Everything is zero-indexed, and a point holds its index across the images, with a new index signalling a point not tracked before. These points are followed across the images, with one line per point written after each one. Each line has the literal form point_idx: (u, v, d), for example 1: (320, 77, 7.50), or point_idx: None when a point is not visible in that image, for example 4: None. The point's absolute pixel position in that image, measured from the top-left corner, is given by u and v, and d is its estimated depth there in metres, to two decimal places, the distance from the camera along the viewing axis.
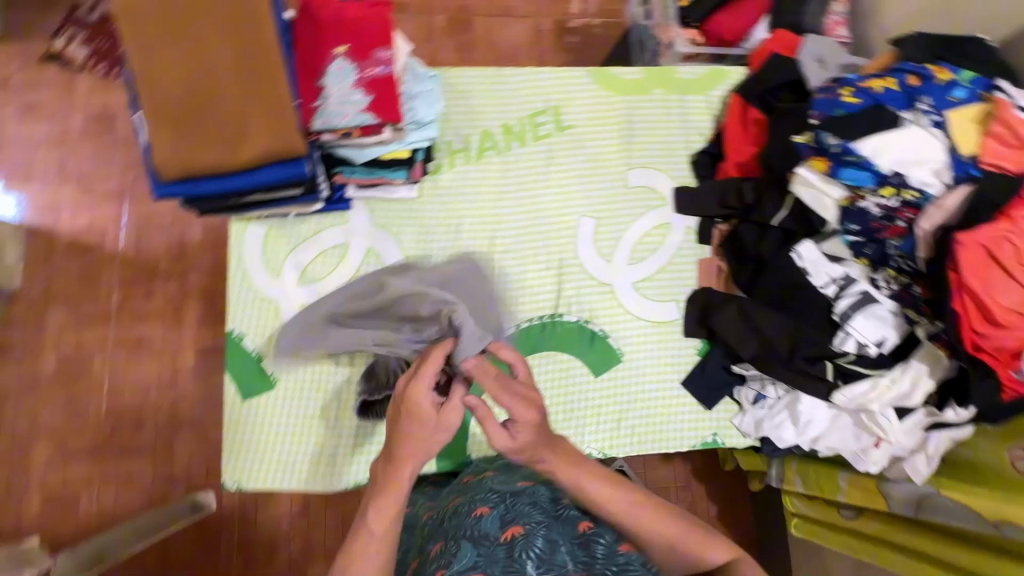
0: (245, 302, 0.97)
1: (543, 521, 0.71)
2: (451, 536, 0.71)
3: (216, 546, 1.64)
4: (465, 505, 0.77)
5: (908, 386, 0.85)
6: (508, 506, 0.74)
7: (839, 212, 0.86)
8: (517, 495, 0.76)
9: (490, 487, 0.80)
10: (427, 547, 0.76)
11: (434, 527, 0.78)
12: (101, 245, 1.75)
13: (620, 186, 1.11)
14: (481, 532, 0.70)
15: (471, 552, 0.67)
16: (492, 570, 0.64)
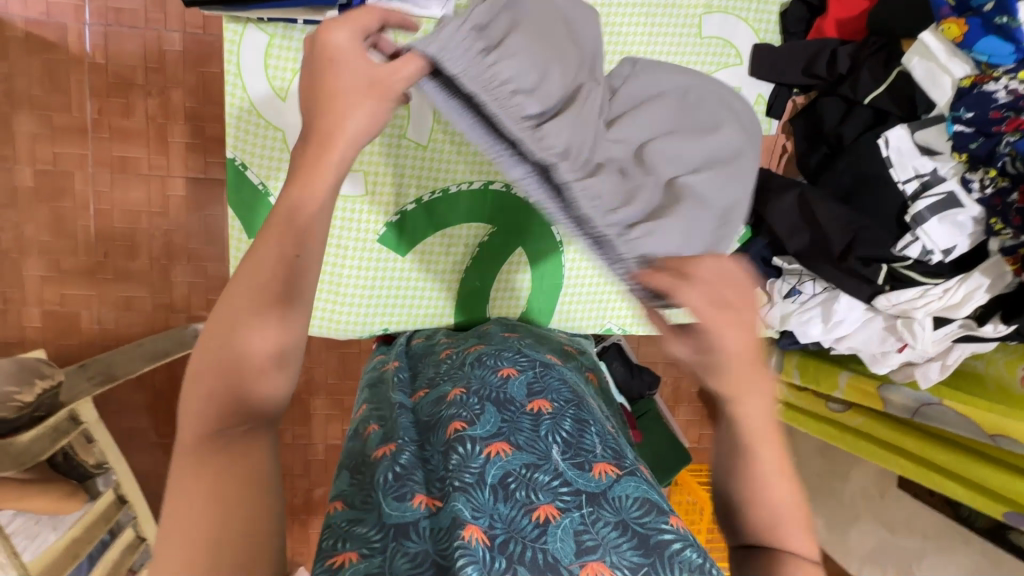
0: (246, 128, 0.84)
1: (572, 400, 0.63)
2: (470, 387, 0.64)
3: None
4: (489, 359, 0.69)
5: (960, 298, 0.79)
6: (538, 374, 0.67)
7: (956, 94, 0.73)
8: (548, 366, 0.69)
9: (518, 350, 0.72)
10: (437, 388, 0.68)
11: (447, 375, 0.70)
12: (66, 44, 1.51)
13: (693, 34, 0.93)
14: (506, 396, 0.62)
15: (491, 415, 0.59)
16: (513, 439, 0.57)
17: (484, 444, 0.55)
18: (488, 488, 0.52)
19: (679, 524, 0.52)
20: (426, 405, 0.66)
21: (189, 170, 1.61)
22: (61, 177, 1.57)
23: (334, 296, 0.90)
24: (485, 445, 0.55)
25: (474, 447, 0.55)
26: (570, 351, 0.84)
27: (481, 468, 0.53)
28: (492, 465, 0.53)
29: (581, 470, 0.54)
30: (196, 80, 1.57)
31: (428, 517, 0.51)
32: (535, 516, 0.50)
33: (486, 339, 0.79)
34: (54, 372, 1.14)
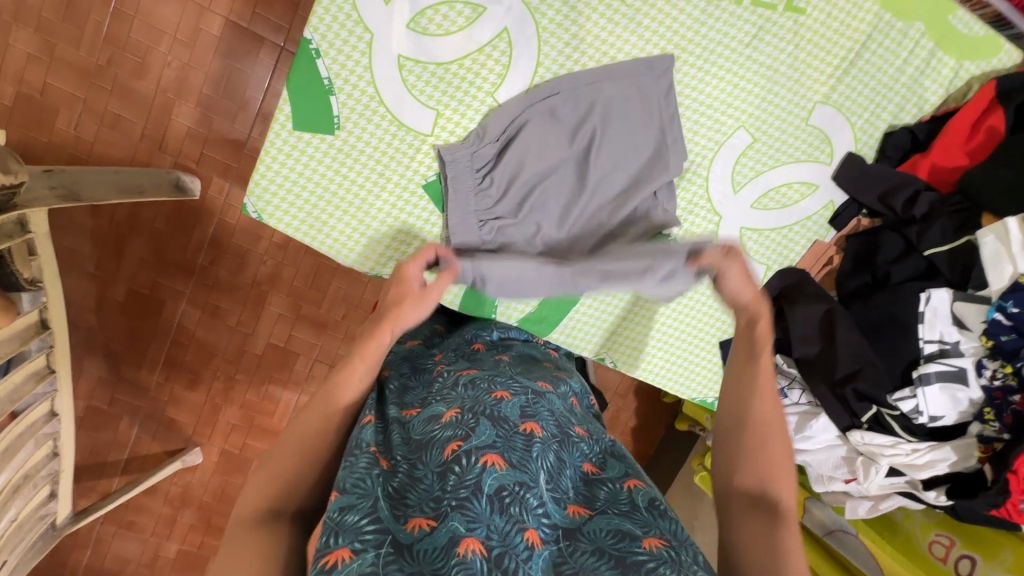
0: (334, 13, 0.75)
1: (557, 435, 0.65)
2: (465, 405, 0.64)
3: (190, 230, 1.61)
4: (484, 382, 0.69)
5: (923, 461, 0.84)
6: (530, 400, 0.68)
7: (1009, 285, 0.76)
8: (539, 396, 0.70)
9: (511, 376, 0.73)
10: (429, 406, 0.66)
11: (439, 393, 0.69)
12: None
13: (800, 116, 0.91)
14: (501, 414, 0.63)
15: (487, 430, 0.60)
16: (507, 454, 0.58)
17: (479, 455, 0.56)
18: (484, 499, 0.53)
19: (655, 546, 0.53)
20: (414, 421, 0.64)
21: (232, 13, 1.47)
22: None
23: (356, 224, 0.86)
24: (478, 460, 0.56)
25: (470, 460, 0.56)
26: (558, 375, 0.82)
27: (477, 479, 0.55)
28: (488, 476, 0.55)
29: (558, 506, 0.57)
30: None
31: (423, 535, 0.51)
32: (526, 539, 0.52)
33: (476, 363, 0.77)
34: (19, 171, 0.99)
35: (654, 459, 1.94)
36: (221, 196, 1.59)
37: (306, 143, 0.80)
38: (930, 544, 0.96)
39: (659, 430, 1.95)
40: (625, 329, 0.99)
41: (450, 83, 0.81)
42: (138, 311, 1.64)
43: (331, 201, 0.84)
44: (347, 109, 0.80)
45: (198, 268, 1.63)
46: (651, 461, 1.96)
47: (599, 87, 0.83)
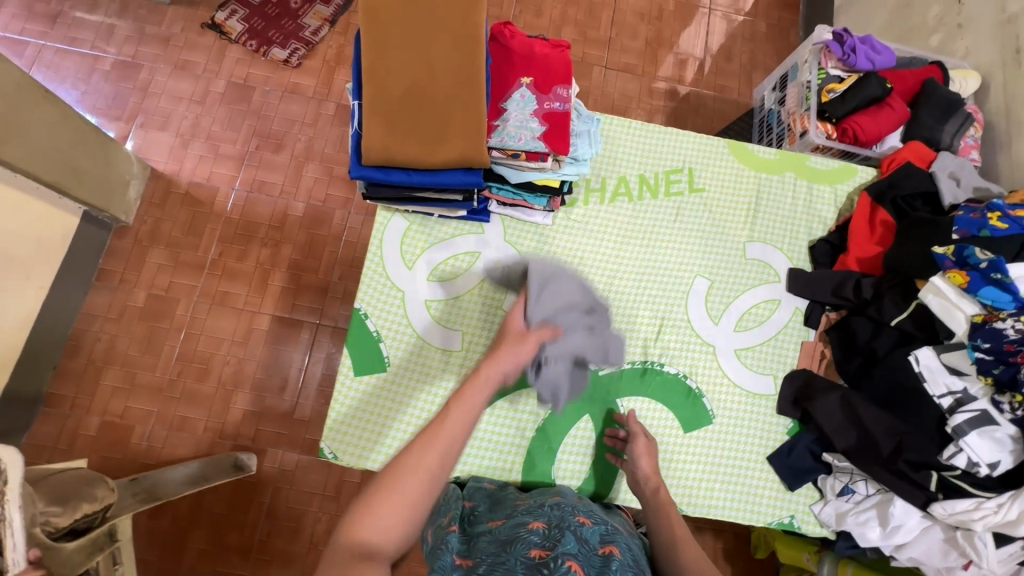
0: (374, 286, 1.03)
1: (632, 566, 0.73)
2: (551, 521, 0.76)
3: (248, 509, 1.66)
4: (567, 506, 0.84)
5: (1017, 514, 0.83)
6: (607, 531, 0.79)
7: (970, 326, 0.89)
8: (616, 531, 0.82)
9: (589, 510, 0.85)
10: (515, 518, 0.80)
11: (525, 510, 0.82)
12: (213, 202, 1.83)
13: (738, 255, 1.14)
14: (583, 535, 0.74)
15: (571, 542, 0.70)
16: (587, 568, 0.66)
17: (564, 560, 0.65)
18: None
19: None
20: (503, 529, 0.78)
21: (277, 309, 1.79)
22: (167, 302, 1.76)
23: (413, 437, 0.99)
24: (565, 563, 0.64)
25: (558, 562, 0.64)
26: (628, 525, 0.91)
27: None
28: None
29: None
30: (305, 240, 1.83)
31: None
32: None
33: (559, 493, 0.91)
34: (108, 493, 1.18)
35: None
36: (275, 464, 1.68)
37: (365, 383, 0.99)
38: None
39: None
40: (673, 466, 1.03)
41: (466, 307, 1.04)
42: None
43: (392, 426, 0.98)
44: (393, 348, 1.01)
45: (256, 545, 1.64)
46: None
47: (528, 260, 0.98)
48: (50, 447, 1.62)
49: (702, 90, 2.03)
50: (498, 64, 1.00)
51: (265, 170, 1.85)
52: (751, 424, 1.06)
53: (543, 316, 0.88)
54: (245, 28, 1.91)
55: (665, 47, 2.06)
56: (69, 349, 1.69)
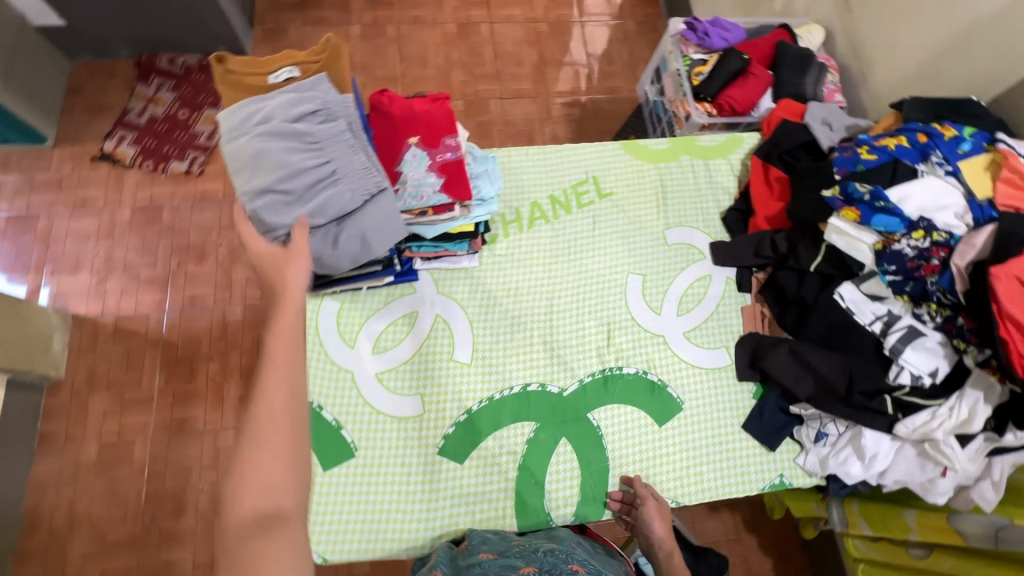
0: (321, 375, 1.02)
1: None
2: (542, 566, 0.74)
3: None
4: (562, 552, 0.82)
5: (967, 413, 0.88)
6: None
7: (875, 255, 0.95)
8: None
9: (584, 557, 0.82)
10: (507, 559, 0.79)
11: (518, 553, 0.81)
12: (147, 329, 1.74)
13: (661, 243, 1.19)
14: None
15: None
16: None
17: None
18: None
19: None
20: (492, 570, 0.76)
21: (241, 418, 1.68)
22: (122, 447, 1.64)
23: (399, 514, 0.97)
24: None
25: None
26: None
27: None
28: None
29: None
30: (253, 340, 1.76)
31: None
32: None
33: (556, 538, 0.90)
34: None
35: None
36: None
37: (337, 475, 0.97)
38: None
39: (798, 550, 1.75)
40: (658, 463, 1.04)
41: (419, 369, 1.04)
42: None
43: (376, 510, 0.96)
44: (356, 431, 0.99)
45: None
46: None
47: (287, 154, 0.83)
48: None
49: (595, 96, 2.13)
50: (383, 131, 1.03)
51: (193, 284, 1.79)
52: (719, 399, 1.09)
53: (248, 178, 0.83)
54: (138, 150, 1.87)
55: (550, 65, 2.16)
56: (26, 527, 1.55)
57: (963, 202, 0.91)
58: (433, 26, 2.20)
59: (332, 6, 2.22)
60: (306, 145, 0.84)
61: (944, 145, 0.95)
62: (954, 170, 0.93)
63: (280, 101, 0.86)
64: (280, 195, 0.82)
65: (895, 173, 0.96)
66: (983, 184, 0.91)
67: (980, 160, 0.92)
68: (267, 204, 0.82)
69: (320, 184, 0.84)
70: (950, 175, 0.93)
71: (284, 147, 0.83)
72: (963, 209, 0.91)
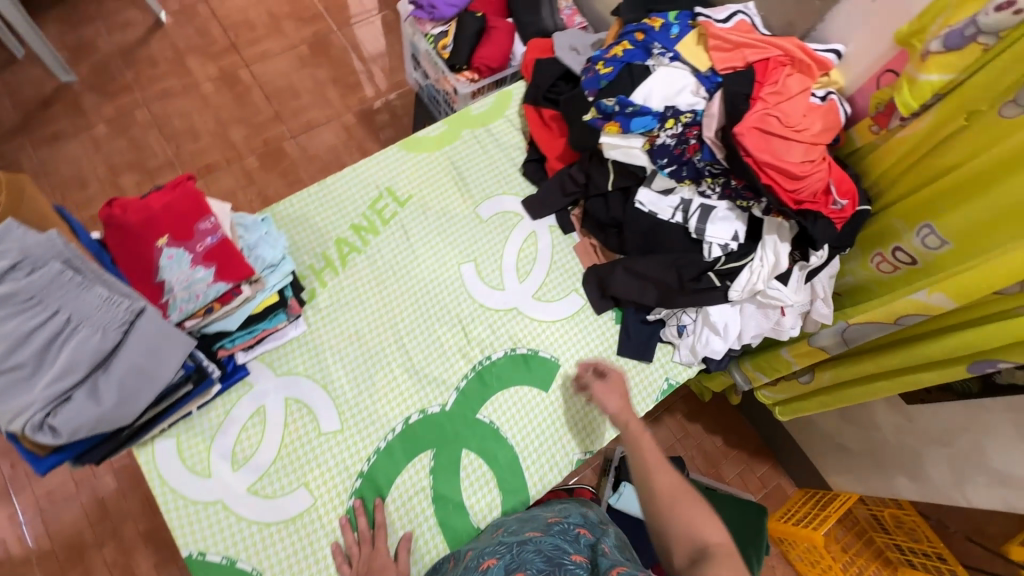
0: (189, 522, 0.91)
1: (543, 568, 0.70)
2: None
3: None
4: (475, 559, 0.80)
5: (774, 257, 0.97)
6: (514, 553, 0.76)
7: (648, 155, 1.00)
8: (525, 543, 0.79)
9: (500, 542, 0.82)
10: None
11: None
12: (9, 555, 1.41)
13: (477, 222, 1.18)
14: None
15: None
16: None
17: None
18: None
19: None
20: None
21: None
22: None
23: None
24: None
25: None
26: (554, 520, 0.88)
27: None
28: None
29: None
30: (140, 502, 1.47)
31: None
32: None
33: (473, 546, 0.88)
34: None
35: (767, 438, 1.86)
36: None
37: None
38: (880, 268, 1.02)
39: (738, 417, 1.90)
40: (560, 426, 1.05)
41: (292, 461, 0.96)
42: None
43: None
44: (253, 556, 0.91)
45: None
46: (767, 442, 1.87)
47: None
48: None
49: (387, 96, 2.04)
50: (124, 245, 0.90)
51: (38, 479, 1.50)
52: (588, 340, 1.12)
53: None
54: None
55: (328, 83, 2.03)
56: None
57: (694, 79, 0.97)
58: (189, 92, 1.97)
59: (65, 114, 1.92)
60: (18, 306, 0.69)
61: (659, 36, 1.01)
62: (675, 55, 0.99)
63: None
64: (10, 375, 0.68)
65: (632, 76, 1.00)
66: (702, 58, 0.98)
67: (691, 38, 0.99)
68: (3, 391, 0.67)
69: (56, 343, 0.70)
70: (674, 60, 0.99)
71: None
72: (696, 85, 0.97)
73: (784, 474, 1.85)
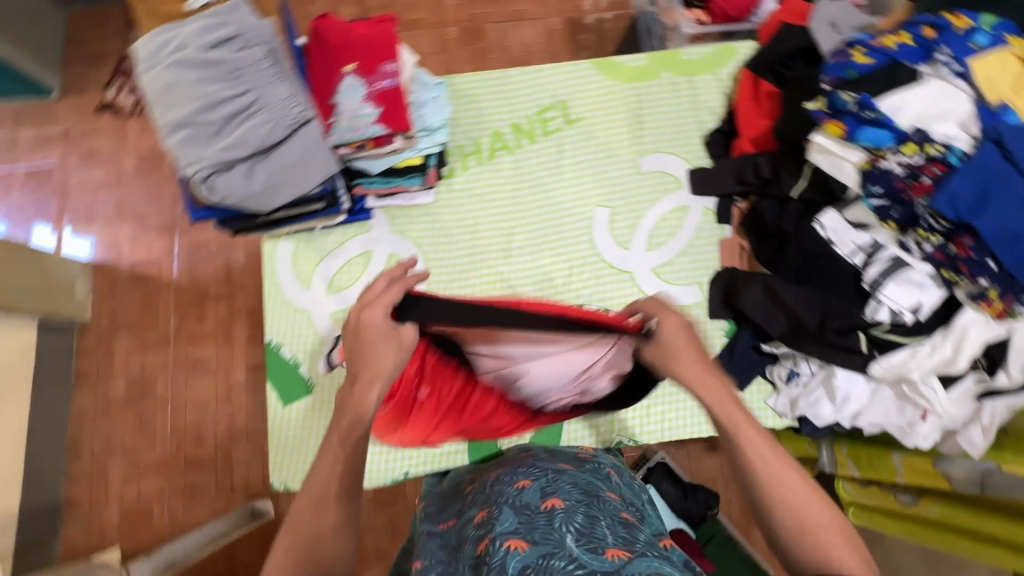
0: (280, 315, 1.03)
1: (582, 499, 0.74)
2: (493, 503, 0.76)
3: None
4: (508, 476, 0.83)
5: (951, 350, 0.80)
6: (548, 481, 0.79)
7: (860, 175, 0.83)
8: (558, 473, 0.82)
9: (533, 466, 0.85)
10: (465, 513, 0.80)
11: (472, 502, 0.82)
12: (159, 274, 1.68)
13: (633, 173, 1.10)
14: (523, 501, 0.73)
15: (510, 518, 0.70)
16: (530, 535, 0.65)
17: (504, 542, 0.65)
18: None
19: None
20: (460, 528, 0.77)
21: (249, 357, 1.64)
22: (146, 382, 1.63)
23: None
24: (504, 545, 0.64)
25: (498, 545, 0.65)
26: (585, 456, 0.93)
27: (504, 562, 0.62)
28: (513, 558, 0.62)
29: (594, 552, 0.61)
30: (253, 285, 1.68)
31: None
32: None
33: (505, 463, 0.92)
34: None
35: None
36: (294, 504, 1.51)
37: (298, 410, 1.00)
38: None
39: None
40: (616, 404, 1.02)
41: None
42: None
43: None
44: (315, 370, 1.01)
45: None
46: None
47: (203, 83, 0.77)
48: (83, 550, 1.53)
49: (604, 15, 1.86)
50: (319, 60, 0.96)
51: (199, 231, 1.71)
52: None
53: (165, 114, 0.78)
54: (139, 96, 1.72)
55: None
56: (72, 451, 1.58)
57: (971, 108, 0.77)
58: None
59: None
60: (222, 74, 0.78)
61: (953, 39, 0.80)
62: (964, 70, 0.78)
63: (193, 30, 0.79)
64: (198, 132, 0.77)
65: (894, 77, 0.82)
66: (998, 85, 0.77)
67: (996, 56, 0.77)
68: (188, 140, 0.77)
69: (238, 117, 0.78)
70: (958, 76, 0.79)
71: (198, 78, 0.77)
72: (969, 116, 0.77)
73: None
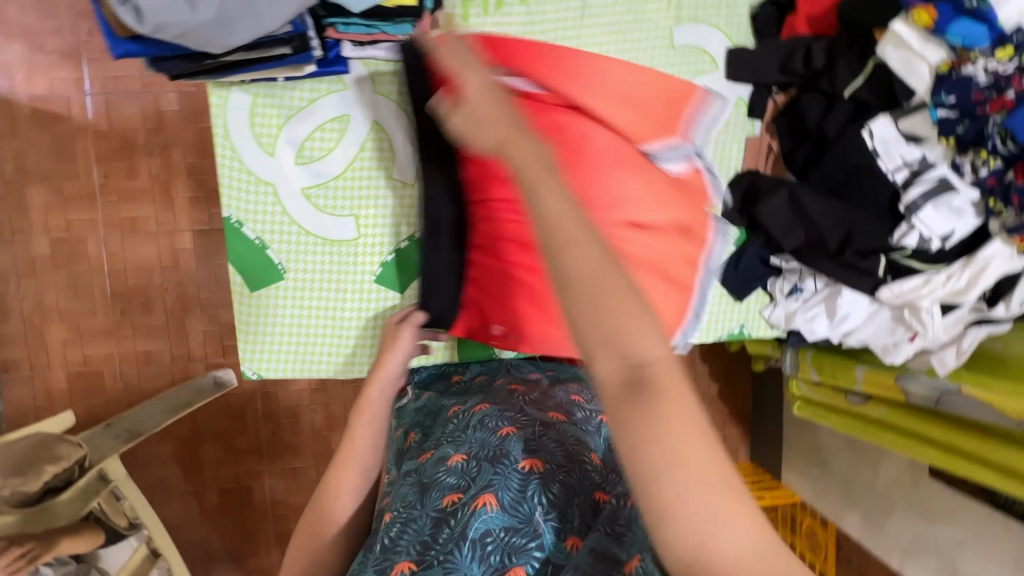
0: (237, 186, 0.87)
1: (565, 464, 0.62)
2: (471, 450, 0.66)
3: (249, 428, 1.50)
4: (492, 420, 0.71)
5: (965, 282, 0.77)
6: (536, 432, 0.66)
7: (934, 79, 0.74)
8: (548, 425, 0.68)
9: (526, 410, 0.73)
10: (440, 449, 0.70)
11: (451, 437, 0.71)
12: (70, 115, 1.38)
13: (664, 44, 0.92)
14: (503, 451, 0.64)
15: (484, 470, 0.62)
16: (501, 494, 0.59)
17: (472, 500, 0.58)
18: (468, 545, 0.55)
19: None
20: (429, 466, 0.68)
21: (194, 223, 1.44)
22: (74, 241, 1.42)
23: (327, 339, 0.91)
24: (471, 504, 0.58)
25: (463, 505, 0.58)
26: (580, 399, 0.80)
27: (466, 523, 0.57)
28: (475, 520, 0.56)
29: (557, 540, 0.55)
30: (194, 137, 1.41)
31: None
32: None
33: (491, 396, 0.79)
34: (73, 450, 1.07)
35: (757, 411, 1.83)
36: None
37: (266, 296, 0.89)
38: None
39: (747, 381, 1.85)
40: None
41: (352, 186, 0.89)
42: (234, 507, 1.52)
43: (304, 333, 0.91)
44: (284, 253, 0.89)
45: (265, 446, 1.51)
46: (756, 415, 1.85)
47: None
48: (31, 410, 1.45)
49: None
50: None
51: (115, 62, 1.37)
52: None
53: None
54: None
55: None
56: None
57: None
58: None
59: None
60: None
61: None
62: None
63: None
64: None
65: None
66: None
67: None
68: None
69: None
70: None
71: None
72: None
73: (747, 442, 1.87)
